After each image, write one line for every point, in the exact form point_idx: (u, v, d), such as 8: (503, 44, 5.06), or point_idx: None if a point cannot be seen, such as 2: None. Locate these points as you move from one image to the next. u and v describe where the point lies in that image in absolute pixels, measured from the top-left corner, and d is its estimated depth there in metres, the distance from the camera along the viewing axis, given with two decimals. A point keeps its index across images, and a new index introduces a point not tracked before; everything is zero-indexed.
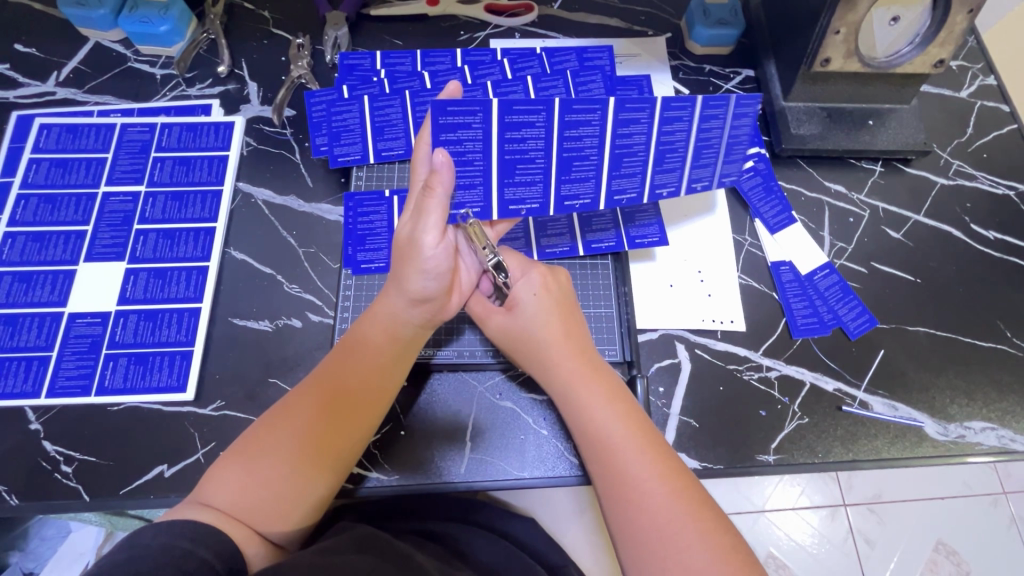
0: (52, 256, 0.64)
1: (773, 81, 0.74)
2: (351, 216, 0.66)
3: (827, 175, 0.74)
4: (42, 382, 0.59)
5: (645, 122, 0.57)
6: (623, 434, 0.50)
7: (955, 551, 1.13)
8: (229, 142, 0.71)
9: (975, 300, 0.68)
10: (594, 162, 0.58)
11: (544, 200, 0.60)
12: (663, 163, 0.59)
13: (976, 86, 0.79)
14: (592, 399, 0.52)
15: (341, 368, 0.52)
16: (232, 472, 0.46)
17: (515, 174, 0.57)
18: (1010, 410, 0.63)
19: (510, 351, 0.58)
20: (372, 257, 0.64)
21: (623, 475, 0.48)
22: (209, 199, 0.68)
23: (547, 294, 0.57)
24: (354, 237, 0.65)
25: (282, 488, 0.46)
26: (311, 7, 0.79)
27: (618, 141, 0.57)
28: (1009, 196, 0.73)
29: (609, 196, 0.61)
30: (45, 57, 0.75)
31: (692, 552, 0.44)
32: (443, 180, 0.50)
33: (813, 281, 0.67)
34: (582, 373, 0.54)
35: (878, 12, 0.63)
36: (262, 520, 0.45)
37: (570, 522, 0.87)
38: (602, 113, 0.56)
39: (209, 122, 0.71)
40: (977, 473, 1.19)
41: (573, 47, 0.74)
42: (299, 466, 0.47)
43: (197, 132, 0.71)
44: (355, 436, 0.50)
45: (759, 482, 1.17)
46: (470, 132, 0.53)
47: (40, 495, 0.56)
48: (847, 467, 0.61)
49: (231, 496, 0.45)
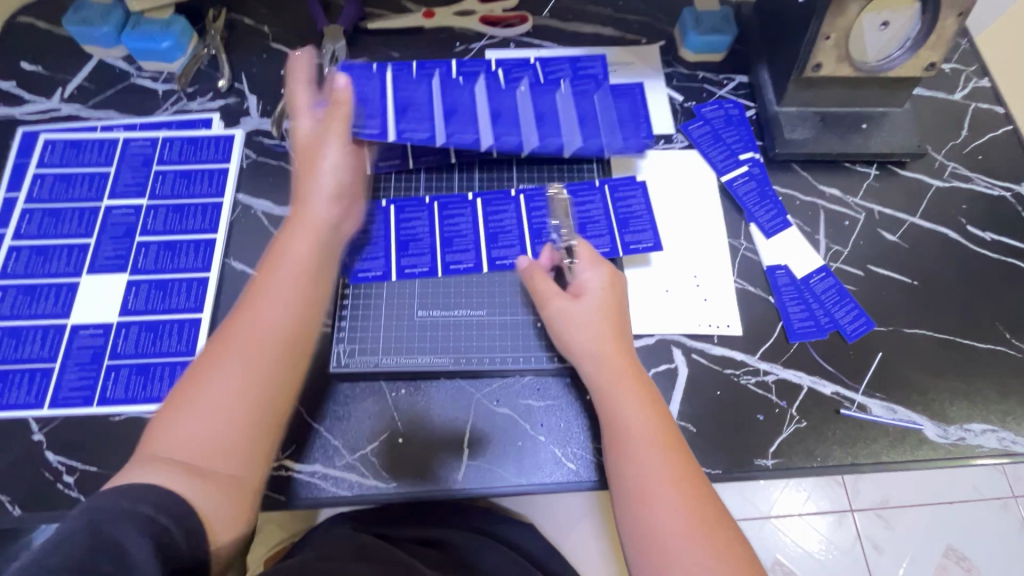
0: (56, 268, 0.65)
1: (766, 87, 0.75)
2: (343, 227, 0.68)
3: (821, 179, 0.74)
4: (45, 393, 0.60)
5: (424, 91, 0.68)
6: (651, 434, 0.51)
7: (965, 557, 1.12)
8: (228, 155, 0.72)
9: (972, 301, 0.68)
10: (516, 123, 0.69)
11: (435, 137, 0.66)
12: (577, 122, 0.70)
13: (970, 88, 0.80)
14: (625, 395, 0.54)
15: (253, 301, 0.51)
16: (179, 424, 0.45)
17: (448, 130, 0.67)
18: (1010, 411, 0.63)
19: (557, 337, 0.59)
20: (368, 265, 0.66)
21: (643, 475, 0.49)
22: (208, 211, 0.69)
23: (611, 290, 0.60)
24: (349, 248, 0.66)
25: (232, 429, 0.46)
26: (310, 22, 0.81)
27: (400, 96, 0.67)
28: (1006, 197, 0.73)
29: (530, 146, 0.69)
30: (50, 74, 0.77)
31: (700, 554, 0.45)
32: (343, 100, 0.60)
33: (809, 284, 0.67)
34: (621, 375, 0.55)
35: (867, 16, 0.64)
36: (216, 473, 0.44)
37: (570, 526, 0.87)
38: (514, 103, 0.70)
39: (210, 136, 0.73)
40: (985, 477, 1.18)
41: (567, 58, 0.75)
42: (239, 399, 0.46)
43: (198, 146, 0.72)
44: (289, 355, 0.50)
45: (765, 488, 1.16)
46: (374, 90, 0.66)
47: (42, 505, 0.56)
48: (846, 470, 0.60)
49: (184, 448, 0.44)
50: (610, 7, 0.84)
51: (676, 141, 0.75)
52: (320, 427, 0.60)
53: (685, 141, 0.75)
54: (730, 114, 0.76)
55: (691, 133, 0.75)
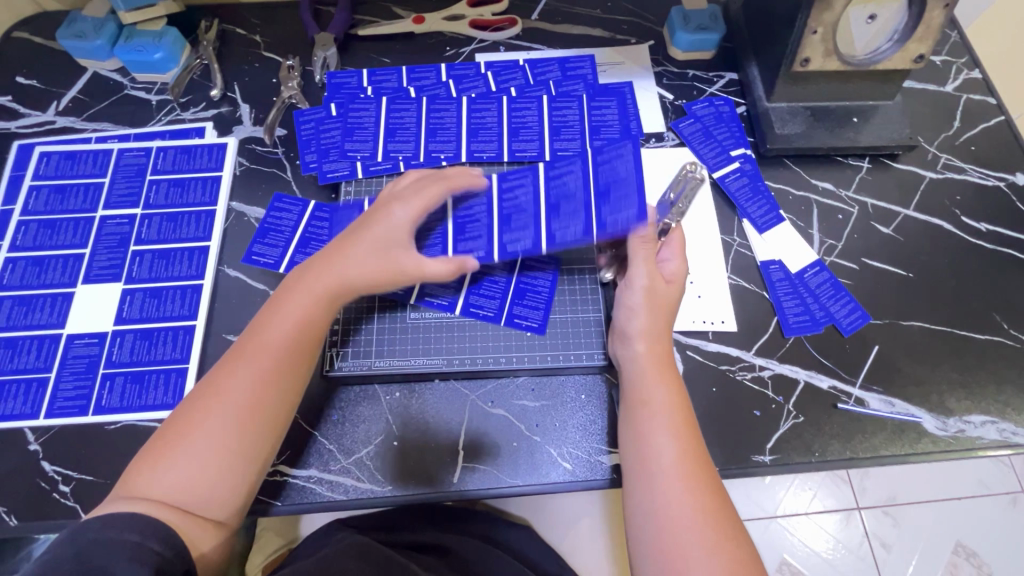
0: (51, 279, 0.65)
1: (755, 83, 0.75)
2: (290, 211, 0.68)
3: (814, 173, 0.74)
4: (40, 403, 0.60)
5: (372, 110, 0.71)
6: (672, 410, 0.52)
7: (975, 553, 1.10)
8: (221, 164, 0.72)
9: (969, 292, 0.67)
10: (532, 213, 0.62)
11: (371, 152, 0.70)
12: (610, 199, 0.60)
13: (961, 80, 0.80)
14: (650, 370, 0.55)
15: (265, 338, 0.52)
16: (168, 471, 0.45)
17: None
18: (1010, 403, 0.62)
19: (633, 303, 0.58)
20: (259, 252, 0.66)
21: (656, 452, 0.50)
22: (202, 219, 0.69)
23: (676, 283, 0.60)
24: (275, 232, 0.67)
25: (220, 468, 0.47)
26: (301, 30, 0.82)
27: (351, 114, 0.71)
28: (1000, 187, 0.73)
29: (552, 238, 0.60)
30: (45, 88, 0.77)
31: (699, 535, 0.46)
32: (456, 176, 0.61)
33: (803, 279, 0.67)
34: (652, 359, 0.56)
35: (854, 10, 0.63)
36: (197, 502, 0.46)
37: (566, 526, 0.86)
38: (533, 176, 0.64)
39: (204, 145, 0.73)
40: (993, 472, 1.16)
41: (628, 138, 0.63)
42: (221, 438, 0.47)
43: (192, 156, 0.72)
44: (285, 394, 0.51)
45: (770, 487, 1.15)
46: (322, 116, 0.72)
47: (39, 515, 0.56)
48: (845, 465, 0.60)
49: (172, 493, 0.45)
50: (598, 9, 0.84)
51: (667, 139, 0.75)
52: (313, 430, 0.60)
53: (677, 139, 0.75)
54: (721, 111, 0.76)
55: (682, 131, 0.75)
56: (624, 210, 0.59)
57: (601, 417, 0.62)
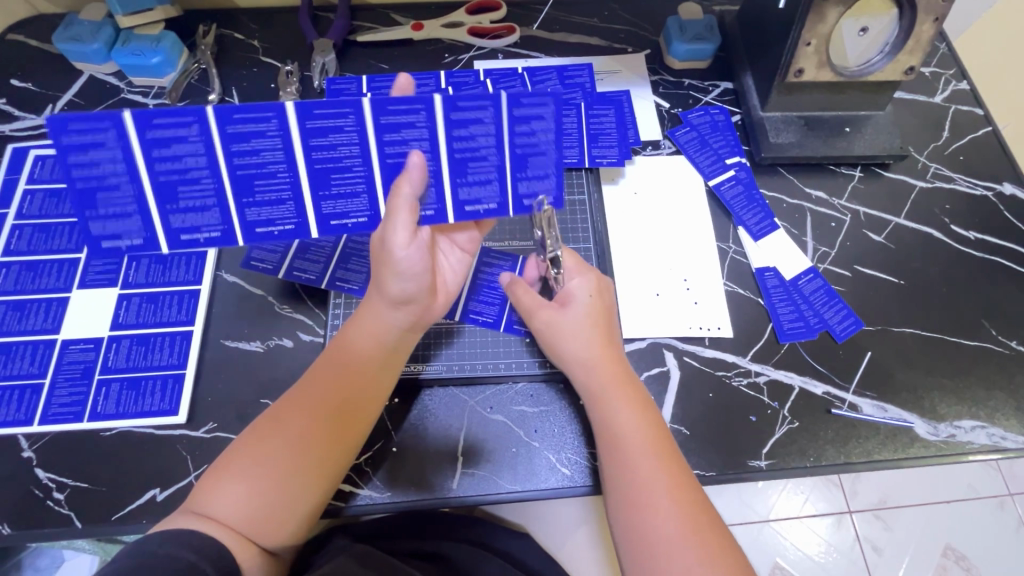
0: (45, 284, 0.65)
1: (750, 92, 0.76)
2: (191, 151, 0.48)
3: (807, 182, 0.75)
4: (35, 409, 0.59)
5: None
6: (643, 438, 0.52)
7: (964, 556, 1.12)
8: (131, 159, 0.48)
9: (959, 298, 0.69)
10: (492, 165, 0.53)
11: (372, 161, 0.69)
12: (527, 169, 0.54)
13: (949, 91, 0.81)
14: (612, 391, 0.55)
15: (329, 380, 0.52)
16: (228, 489, 0.45)
17: (332, 186, 0.52)
18: (999, 408, 0.64)
19: (545, 345, 0.59)
20: (195, 223, 0.52)
21: (639, 481, 0.49)
22: (127, 222, 0.51)
23: (598, 298, 0.59)
24: (199, 189, 0.50)
25: (274, 499, 0.46)
26: (300, 36, 0.82)
27: None
28: (987, 196, 0.75)
29: (459, 206, 0.54)
30: (40, 91, 0.77)
31: (693, 542, 0.46)
32: (412, 175, 0.50)
33: (797, 286, 0.68)
34: (616, 378, 0.55)
35: (847, 23, 0.65)
36: (268, 534, 0.46)
37: (564, 537, 0.85)
38: (428, 112, 0.50)
39: (95, 122, 0.46)
40: (981, 476, 1.18)
41: (551, 94, 0.51)
42: (292, 480, 0.47)
43: (91, 150, 0.48)
44: (336, 446, 0.50)
45: (762, 491, 1.16)
46: None
47: (32, 523, 0.56)
48: (839, 470, 0.61)
49: (230, 512, 0.45)
50: (596, 17, 0.85)
51: (663, 147, 0.76)
52: None
53: (673, 147, 0.76)
54: (716, 120, 0.77)
55: (679, 139, 0.76)
56: (541, 189, 0.55)
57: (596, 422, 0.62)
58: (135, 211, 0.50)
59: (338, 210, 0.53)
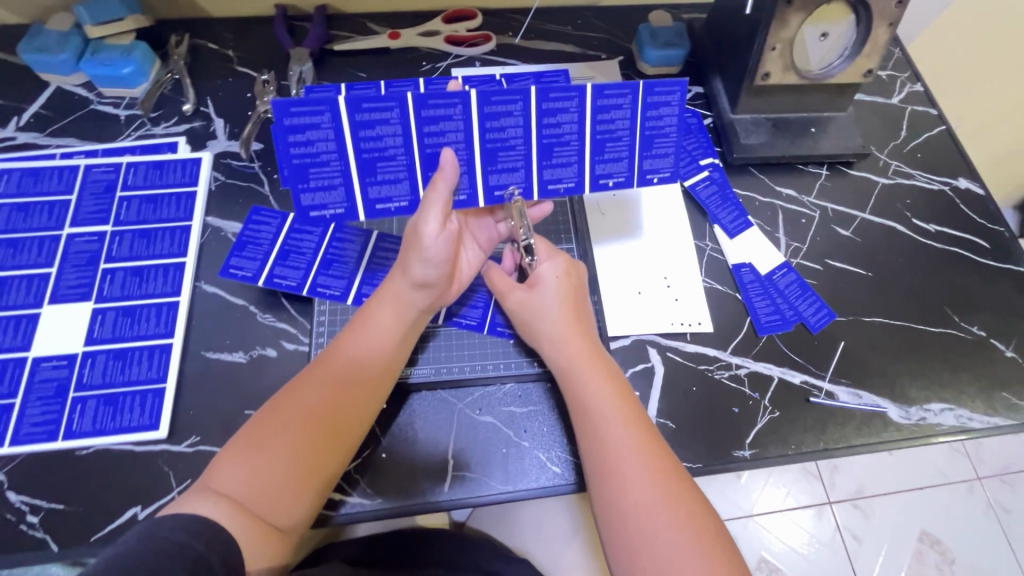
0: (14, 300, 0.63)
1: (720, 96, 0.79)
2: (393, 132, 0.53)
3: (777, 181, 0.78)
4: (5, 431, 0.57)
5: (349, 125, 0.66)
6: (616, 411, 0.53)
7: (938, 540, 1.15)
8: (342, 139, 0.52)
9: (922, 287, 0.72)
10: (575, 149, 0.58)
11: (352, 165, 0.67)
12: (604, 153, 0.59)
13: (905, 92, 0.86)
14: (582, 369, 0.56)
15: (344, 357, 0.52)
16: (237, 465, 0.46)
17: (497, 162, 0.57)
18: (965, 390, 0.67)
19: (522, 327, 0.61)
20: (388, 194, 0.56)
21: (613, 452, 0.50)
22: (333, 196, 0.55)
23: (568, 278, 0.61)
24: (394, 165, 0.55)
25: (288, 473, 0.46)
26: (276, 46, 0.82)
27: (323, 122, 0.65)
28: (945, 191, 0.79)
29: (543, 186, 0.60)
30: (4, 104, 0.75)
31: (667, 513, 0.46)
32: (446, 174, 0.54)
33: (773, 280, 0.71)
34: (587, 355, 0.57)
35: (808, 28, 0.68)
36: (274, 510, 0.46)
37: (559, 551, 0.85)
38: (524, 103, 0.55)
39: (315, 104, 0.51)
40: (951, 461, 1.22)
41: (631, 84, 0.55)
42: (303, 456, 0.47)
43: (306, 131, 0.52)
44: (352, 421, 0.51)
45: (744, 487, 1.19)
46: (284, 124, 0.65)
47: (4, 550, 0.53)
48: (819, 456, 0.63)
49: (237, 485, 0.45)
50: (569, 26, 0.88)
51: None
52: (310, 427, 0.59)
53: None
54: (689, 123, 0.79)
55: None
56: (615, 171, 0.60)
57: (564, 421, 0.62)
58: (341, 185, 0.55)
59: (501, 182, 0.58)
